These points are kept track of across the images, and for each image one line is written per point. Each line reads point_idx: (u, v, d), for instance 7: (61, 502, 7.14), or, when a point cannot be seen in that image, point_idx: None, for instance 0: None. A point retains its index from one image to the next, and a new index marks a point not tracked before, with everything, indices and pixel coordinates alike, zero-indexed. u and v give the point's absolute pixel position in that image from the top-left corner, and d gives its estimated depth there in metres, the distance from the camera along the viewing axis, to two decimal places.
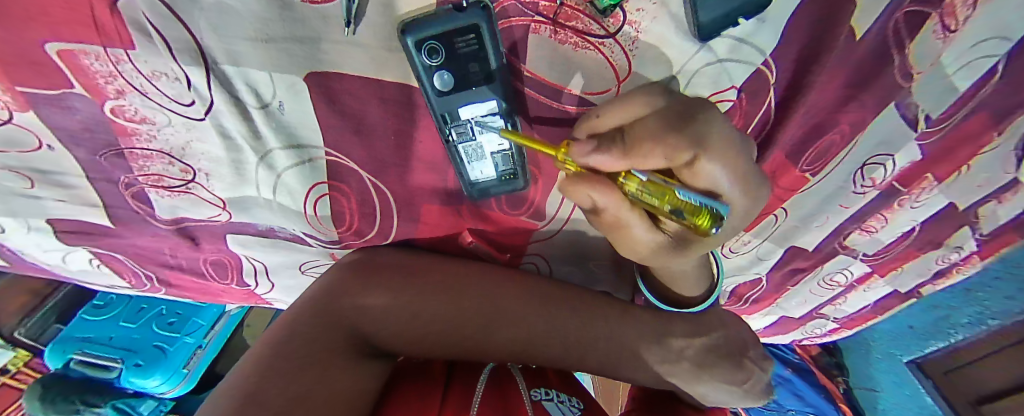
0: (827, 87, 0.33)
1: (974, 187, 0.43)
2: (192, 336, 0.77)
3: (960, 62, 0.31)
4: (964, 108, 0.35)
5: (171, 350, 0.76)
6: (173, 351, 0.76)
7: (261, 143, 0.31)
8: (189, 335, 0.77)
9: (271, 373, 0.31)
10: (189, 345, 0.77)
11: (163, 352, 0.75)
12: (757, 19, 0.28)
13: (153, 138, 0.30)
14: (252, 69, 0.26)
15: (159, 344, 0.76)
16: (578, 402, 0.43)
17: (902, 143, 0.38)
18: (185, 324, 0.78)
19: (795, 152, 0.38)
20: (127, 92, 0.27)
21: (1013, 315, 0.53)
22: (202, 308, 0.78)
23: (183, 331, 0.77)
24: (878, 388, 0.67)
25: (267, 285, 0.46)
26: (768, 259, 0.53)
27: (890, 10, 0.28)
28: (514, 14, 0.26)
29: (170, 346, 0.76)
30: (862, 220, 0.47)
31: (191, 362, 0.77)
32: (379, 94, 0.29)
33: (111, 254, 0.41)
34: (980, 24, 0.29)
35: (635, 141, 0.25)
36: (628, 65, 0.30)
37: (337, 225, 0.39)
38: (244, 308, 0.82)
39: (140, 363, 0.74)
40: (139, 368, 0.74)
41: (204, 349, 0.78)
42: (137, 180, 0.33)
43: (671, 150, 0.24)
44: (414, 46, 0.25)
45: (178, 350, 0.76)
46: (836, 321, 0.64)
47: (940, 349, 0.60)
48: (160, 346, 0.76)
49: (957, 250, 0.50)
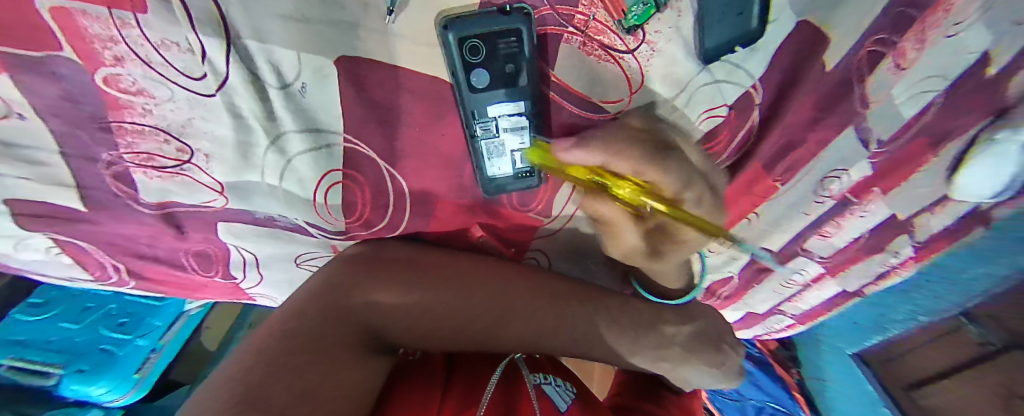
0: (805, 105, 0.37)
1: (913, 199, 0.48)
2: (145, 339, 0.70)
3: (908, 93, 0.35)
4: (910, 132, 0.38)
5: (120, 353, 0.68)
6: (124, 356, 0.68)
7: (275, 125, 0.29)
8: (142, 338, 0.70)
9: (277, 366, 0.29)
10: (142, 349, 0.70)
11: (110, 356, 0.67)
12: (750, 49, 0.33)
13: (149, 113, 0.27)
14: (278, 47, 0.25)
15: (107, 347, 0.67)
16: (572, 385, 0.46)
17: (857, 160, 0.41)
18: (138, 325, 0.70)
19: (772, 163, 0.43)
20: (127, 61, 0.24)
21: (940, 313, 0.58)
22: (161, 307, 0.71)
23: (135, 333, 0.69)
24: (824, 378, 0.78)
25: (255, 279, 0.43)
26: (740, 259, 0.58)
27: (856, 46, 0.33)
28: (550, 22, 0.29)
29: (119, 350, 0.68)
30: (818, 226, 0.52)
31: (144, 367, 0.69)
32: (406, 84, 0.29)
33: (75, 243, 0.36)
34: (926, 63, 0.32)
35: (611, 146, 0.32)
36: (641, 79, 0.33)
37: (346, 215, 0.37)
38: (206, 307, 0.77)
39: (83, 369, 0.65)
40: (81, 375, 0.65)
41: (158, 353, 0.71)
42: (123, 158, 0.29)
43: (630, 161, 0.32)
44: (454, 41, 0.26)
45: (129, 354, 0.69)
46: (793, 317, 0.71)
47: (879, 342, 0.67)
48: (106, 350, 0.67)
49: (895, 255, 0.56)
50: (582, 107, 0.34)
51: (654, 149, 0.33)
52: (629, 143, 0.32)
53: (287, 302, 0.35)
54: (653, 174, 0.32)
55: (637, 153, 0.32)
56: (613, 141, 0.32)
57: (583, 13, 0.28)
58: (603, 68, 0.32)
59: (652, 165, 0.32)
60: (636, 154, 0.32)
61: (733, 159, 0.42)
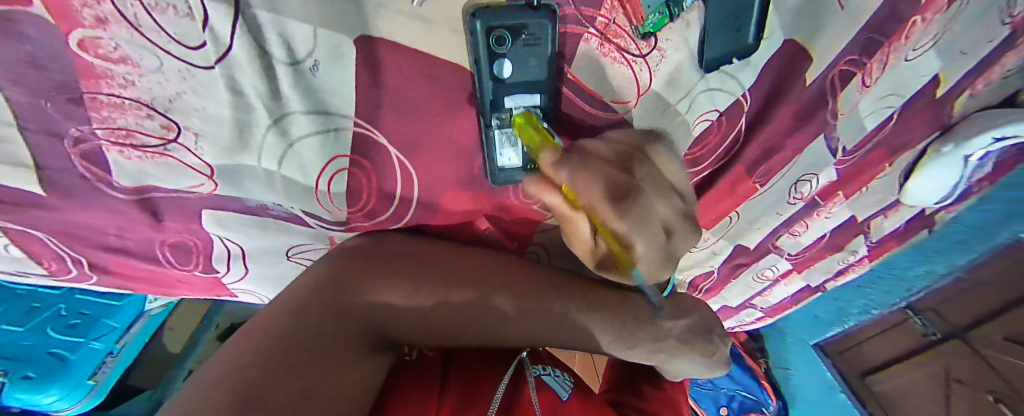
0: (785, 115, 0.40)
1: (870, 203, 0.53)
2: (101, 342, 0.62)
3: (871, 109, 0.41)
4: (866, 145, 0.45)
5: (72, 358, 0.60)
6: (77, 361, 0.60)
7: (279, 104, 0.27)
8: (97, 340, 0.61)
9: (271, 362, 0.28)
10: (97, 352, 0.62)
11: (61, 362, 0.59)
12: (744, 61, 0.34)
13: (130, 84, 0.24)
14: (293, 20, 0.23)
15: (57, 351, 0.58)
16: (569, 375, 0.47)
17: (825, 165, 0.46)
18: (92, 327, 0.59)
19: (756, 163, 0.44)
20: (110, 22, 0.21)
21: (890, 306, 0.65)
22: (121, 308, 0.61)
23: (89, 336, 0.60)
24: (789, 366, 0.83)
25: (239, 273, 0.40)
26: (721, 253, 0.59)
27: (831, 65, 0.36)
28: (571, 21, 0.28)
29: (71, 354, 0.59)
30: (790, 225, 0.56)
31: (99, 372, 0.63)
32: (428, 70, 0.28)
33: (27, 232, 0.32)
34: (886, 82, 0.38)
35: (586, 174, 0.28)
36: (648, 82, 0.33)
37: (349, 205, 0.35)
38: (169, 306, 0.69)
39: (30, 375, 0.57)
40: (28, 382, 0.57)
41: (115, 356, 0.65)
42: (96, 134, 0.26)
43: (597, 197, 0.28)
44: (481, 30, 0.25)
45: (82, 358, 0.61)
46: (762, 310, 0.75)
47: (837, 333, 0.73)
48: (56, 354, 0.58)
49: (852, 253, 0.61)
50: (595, 106, 0.34)
51: (616, 186, 0.28)
52: (599, 174, 0.28)
53: (280, 296, 0.34)
54: (605, 212, 0.28)
55: (595, 188, 0.27)
56: (586, 170, 0.28)
57: (605, 17, 0.28)
58: (616, 69, 0.31)
59: (608, 202, 0.28)
60: (594, 186, 0.27)
61: (720, 162, 0.44)
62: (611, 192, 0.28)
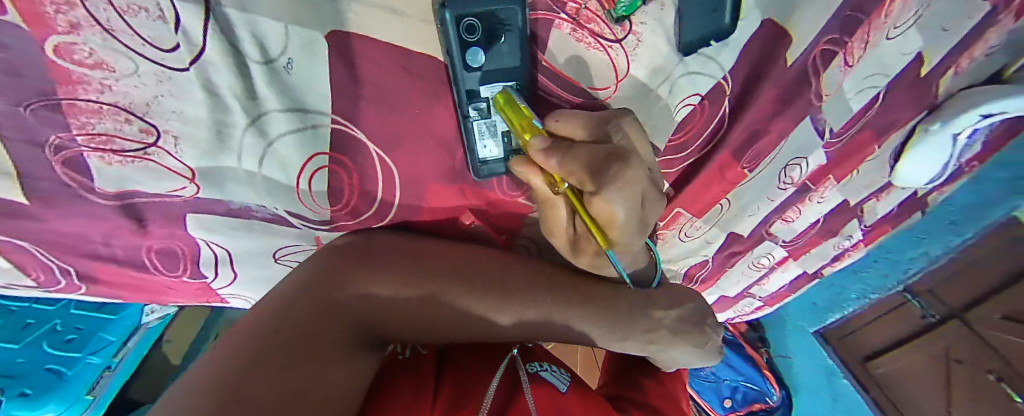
0: (765, 101, 0.40)
1: (862, 187, 0.53)
2: (98, 355, 0.61)
3: (858, 88, 0.41)
4: (857, 124, 0.45)
5: (69, 374, 0.59)
6: (75, 375, 0.59)
7: (256, 104, 0.27)
8: (94, 355, 0.61)
9: (254, 365, 0.28)
10: (95, 366, 0.61)
11: (58, 377, 0.58)
12: (722, 43, 0.34)
13: (107, 89, 0.23)
14: (264, 18, 0.24)
15: (53, 367, 0.58)
16: (566, 372, 0.46)
17: (812, 148, 0.46)
18: (88, 342, 0.60)
19: (741, 149, 0.44)
20: (85, 27, 0.21)
21: (887, 289, 0.68)
22: (113, 322, 0.61)
23: (85, 350, 0.60)
24: (790, 355, 0.83)
25: (229, 277, 0.41)
26: (715, 242, 0.58)
27: (811, 46, 0.36)
28: (542, 8, 0.28)
29: (69, 370, 0.59)
30: (783, 211, 0.55)
31: (97, 387, 0.62)
32: (403, 64, 0.28)
33: (13, 243, 0.32)
34: (870, 62, 0.38)
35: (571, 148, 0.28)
36: (627, 66, 0.33)
37: (332, 203, 0.36)
38: (166, 318, 0.68)
39: (26, 392, 0.56)
40: (24, 399, 0.56)
41: (113, 370, 0.64)
42: (76, 140, 0.26)
43: (573, 165, 0.27)
44: (452, 20, 0.25)
45: (80, 373, 0.60)
46: (760, 299, 0.74)
47: (836, 319, 0.74)
48: (54, 370, 0.58)
49: (847, 238, 0.61)
50: (574, 94, 0.34)
51: (601, 162, 0.27)
52: (583, 154, 0.27)
53: (270, 291, 0.34)
54: (584, 178, 0.27)
55: (583, 166, 0.27)
56: (574, 156, 0.27)
57: (575, 2, 0.28)
58: (593, 56, 0.32)
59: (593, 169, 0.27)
60: (582, 168, 0.27)
61: (706, 149, 0.44)
62: (591, 166, 0.27)
